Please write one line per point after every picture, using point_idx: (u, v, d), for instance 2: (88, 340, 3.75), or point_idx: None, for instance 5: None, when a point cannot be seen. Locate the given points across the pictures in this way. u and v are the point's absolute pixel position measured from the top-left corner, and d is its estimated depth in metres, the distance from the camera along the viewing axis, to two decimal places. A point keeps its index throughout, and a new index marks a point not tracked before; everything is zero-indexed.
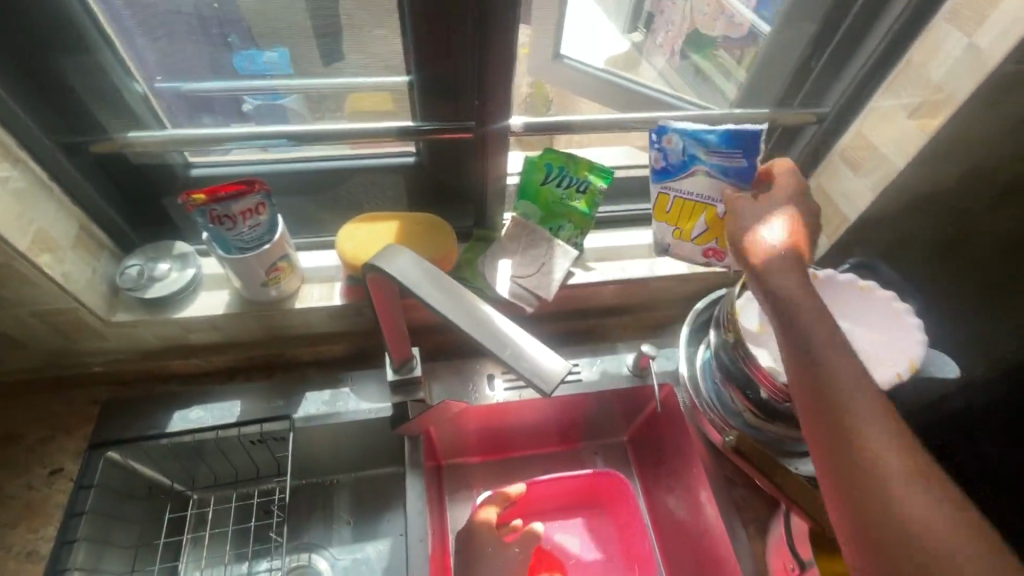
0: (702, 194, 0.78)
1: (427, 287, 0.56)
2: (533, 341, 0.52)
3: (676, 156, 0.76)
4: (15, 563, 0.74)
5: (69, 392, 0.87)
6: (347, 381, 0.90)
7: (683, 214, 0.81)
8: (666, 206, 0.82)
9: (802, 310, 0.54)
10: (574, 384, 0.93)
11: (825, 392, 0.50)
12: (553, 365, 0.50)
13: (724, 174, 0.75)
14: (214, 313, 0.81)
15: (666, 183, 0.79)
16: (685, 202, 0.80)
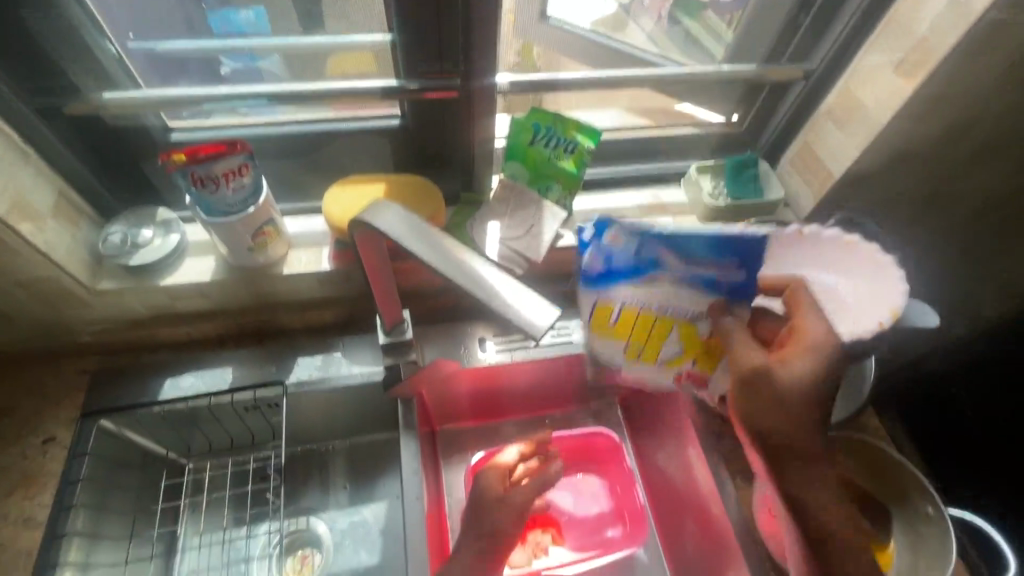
0: (664, 307, 0.78)
1: (415, 241, 0.56)
2: (522, 289, 0.53)
3: (625, 257, 0.75)
4: (13, 530, 0.74)
5: (58, 363, 0.86)
6: (339, 347, 0.91)
7: (644, 334, 0.81)
8: (609, 317, 0.80)
9: (770, 392, 0.68)
10: (565, 346, 0.94)
11: (779, 450, 0.67)
12: (546, 312, 0.51)
13: (697, 282, 0.76)
14: (201, 280, 0.80)
15: (607, 294, 0.78)
16: (638, 319, 0.80)
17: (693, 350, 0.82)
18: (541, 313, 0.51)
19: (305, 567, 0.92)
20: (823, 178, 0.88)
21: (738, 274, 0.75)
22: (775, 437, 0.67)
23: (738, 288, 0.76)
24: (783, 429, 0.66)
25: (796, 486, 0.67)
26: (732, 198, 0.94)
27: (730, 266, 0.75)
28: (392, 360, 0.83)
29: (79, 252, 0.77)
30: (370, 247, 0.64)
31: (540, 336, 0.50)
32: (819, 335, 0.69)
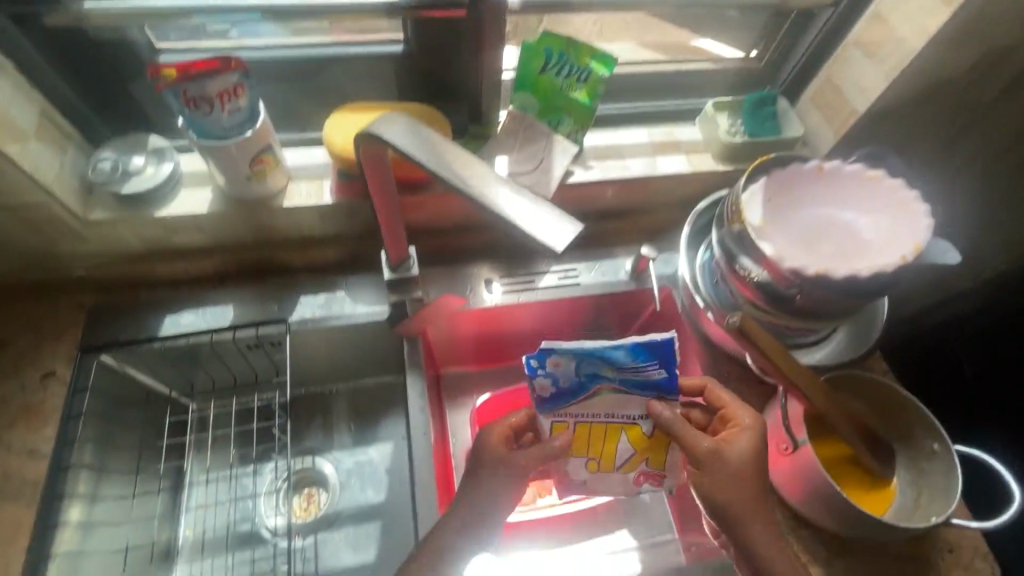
0: (612, 414, 0.71)
1: (429, 154, 0.53)
2: (543, 207, 0.50)
3: (570, 379, 0.68)
4: (17, 461, 0.74)
5: (53, 299, 0.84)
6: (343, 286, 0.88)
7: (602, 445, 0.73)
8: (568, 431, 0.72)
9: (723, 483, 0.66)
10: (572, 288, 0.92)
11: (726, 517, 0.65)
12: (567, 228, 0.49)
13: (647, 388, 0.68)
14: (198, 212, 0.77)
15: (564, 408, 0.71)
16: (596, 429, 0.72)
17: (648, 451, 0.72)
18: (563, 229, 0.49)
19: (311, 505, 0.93)
20: (845, 116, 0.85)
21: (660, 373, 0.67)
22: (723, 505, 0.65)
23: (662, 386, 0.68)
24: (732, 498, 0.65)
25: (748, 547, 0.65)
26: (749, 134, 0.90)
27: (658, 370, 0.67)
28: (398, 297, 0.82)
29: (68, 179, 0.73)
30: (375, 163, 0.60)
31: (558, 250, 0.48)
32: (748, 419, 0.70)
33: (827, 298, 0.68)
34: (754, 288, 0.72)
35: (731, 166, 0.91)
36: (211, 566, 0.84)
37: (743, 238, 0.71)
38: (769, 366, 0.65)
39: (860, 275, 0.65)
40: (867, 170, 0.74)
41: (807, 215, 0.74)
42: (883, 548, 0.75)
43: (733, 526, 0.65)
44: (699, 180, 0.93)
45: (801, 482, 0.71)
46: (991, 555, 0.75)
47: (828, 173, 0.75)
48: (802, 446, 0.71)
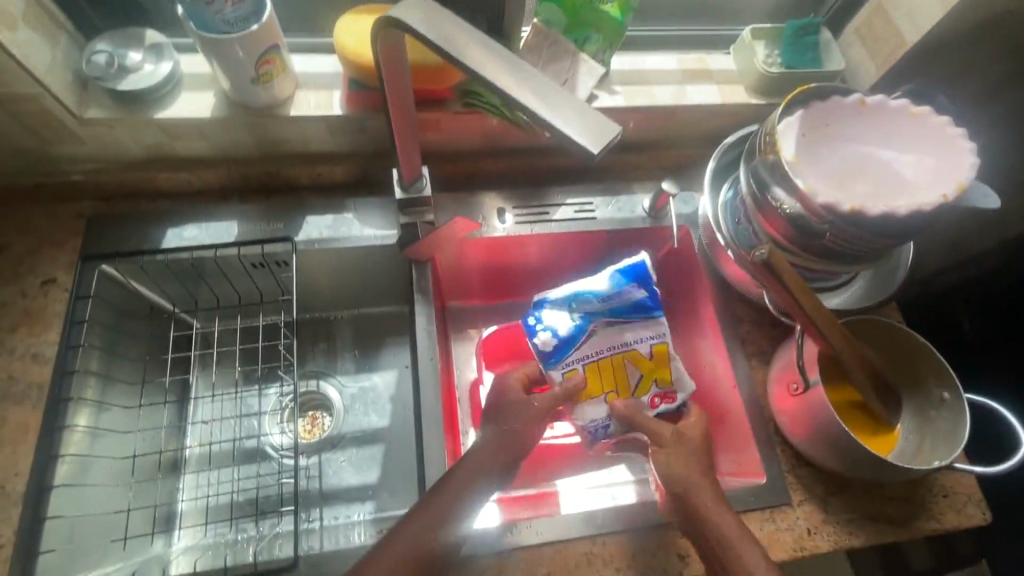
0: (614, 346, 0.84)
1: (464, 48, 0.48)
2: (579, 105, 0.45)
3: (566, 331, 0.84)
4: (21, 365, 0.73)
5: (50, 206, 0.81)
6: (350, 208, 0.85)
7: (614, 378, 0.83)
8: (582, 372, 0.83)
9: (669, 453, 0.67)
10: (588, 222, 0.89)
11: (678, 484, 0.65)
12: (606, 130, 0.44)
13: (636, 314, 0.85)
14: (200, 117, 0.74)
15: (568, 358, 0.83)
16: (606, 365, 0.83)
17: (649, 369, 0.83)
18: (602, 131, 0.44)
19: (315, 427, 0.93)
20: (894, 46, 0.79)
21: (643, 292, 0.84)
22: (684, 475, 0.65)
23: (650, 311, 0.85)
24: (694, 470, 0.65)
25: (712, 522, 0.61)
26: (786, 65, 0.84)
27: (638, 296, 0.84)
28: (408, 219, 0.79)
29: (62, 72, 0.69)
30: (397, 68, 0.56)
31: (595, 152, 0.43)
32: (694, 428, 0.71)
33: (859, 237, 0.65)
34: (782, 220, 0.69)
35: (762, 100, 0.86)
36: (218, 478, 0.84)
37: (777, 168, 0.67)
38: (790, 304, 0.63)
39: (897, 213, 0.62)
40: (912, 107, 0.70)
41: (844, 151, 0.70)
42: (879, 488, 0.76)
43: (689, 504, 0.63)
44: (728, 113, 0.88)
45: (807, 423, 0.72)
46: (986, 503, 0.76)
47: (871, 109, 0.71)
48: (813, 387, 0.71)
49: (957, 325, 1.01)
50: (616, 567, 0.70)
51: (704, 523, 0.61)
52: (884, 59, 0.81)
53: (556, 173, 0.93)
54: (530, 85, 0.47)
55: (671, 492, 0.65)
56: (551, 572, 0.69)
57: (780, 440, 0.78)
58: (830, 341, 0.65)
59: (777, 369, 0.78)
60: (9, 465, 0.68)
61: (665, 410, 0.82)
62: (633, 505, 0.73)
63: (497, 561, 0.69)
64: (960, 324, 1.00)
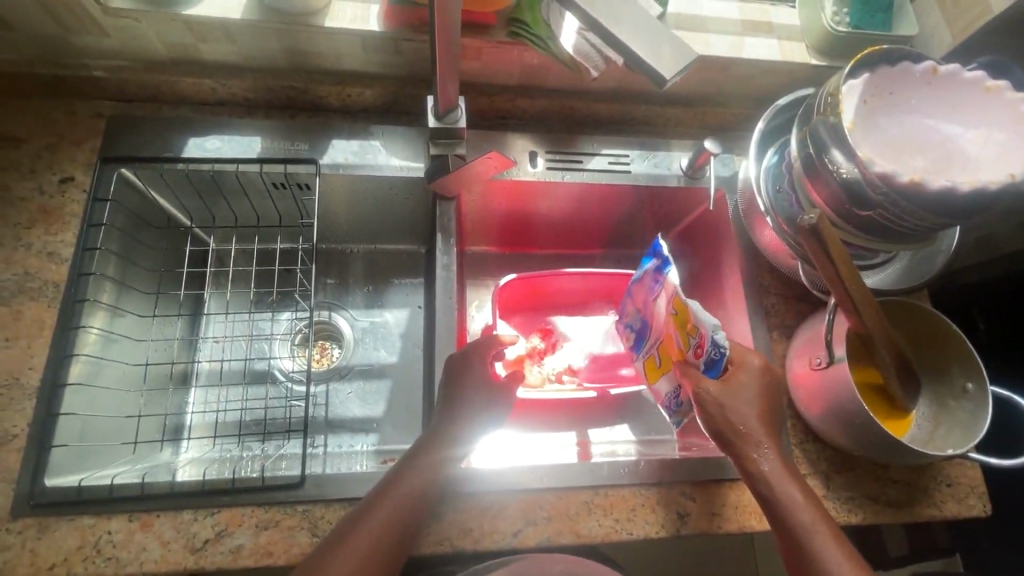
0: (661, 325, 0.74)
1: None
2: (646, 24, 0.43)
3: (637, 321, 0.81)
4: (37, 261, 0.71)
5: (71, 102, 0.78)
6: (378, 134, 0.82)
7: (669, 355, 0.72)
8: (654, 359, 0.77)
9: (730, 404, 0.64)
10: (622, 174, 0.86)
11: (732, 436, 0.64)
12: (681, 57, 0.42)
13: (657, 285, 0.73)
14: (229, 18, 0.70)
15: (645, 345, 0.80)
16: (662, 347, 0.74)
17: (681, 326, 0.67)
18: (676, 58, 0.42)
19: (324, 357, 0.92)
20: (976, 14, 0.74)
21: (657, 260, 0.73)
22: (735, 427, 0.64)
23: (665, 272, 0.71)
24: (739, 424, 0.64)
25: (763, 476, 0.63)
26: (854, 25, 0.78)
27: (657, 265, 0.73)
28: (440, 151, 0.76)
29: None
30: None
31: (668, 79, 0.41)
32: (750, 363, 0.68)
33: (911, 214, 0.61)
34: (834, 186, 0.65)
35: (822, 62, 0.82)
36: (227, 396, 0.84)
37: (838, 131, 0.62)
38: (833, 280, 0.60)
39: (958, 189, 0.58)
40: (986, 80, 0.65)
41: (907, 120, 0.66)
42: (883, 468, 0.76)
43: (739, 453, 0.64)
44: (783, 72, 0.83)
45: (823, 399, 0.71)
46: (988, 495, 0.76)
47: (942, 79, 0.66)
48: (836, 363, 0.69)
49: (975, 330, 1.02)
50: (617, 518, 0.70)
51: (756, 478, 0.63)
52: (962, 28, 0.76)
53: (593, 120, 0.89)
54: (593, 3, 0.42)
55: (720, 436, 0.65)
56: (551, 517, 0.69)
57: (793, 413, 0.77)
58: (865, 320, 0.63)
59: (799, 344, 0.76)
60: (23, 358, 0.67)
61: (710, 360, 0.64)
62: (639, 461, 0.73)
63: (500, 500, 0.69)
64: (978, 329, 1.02)
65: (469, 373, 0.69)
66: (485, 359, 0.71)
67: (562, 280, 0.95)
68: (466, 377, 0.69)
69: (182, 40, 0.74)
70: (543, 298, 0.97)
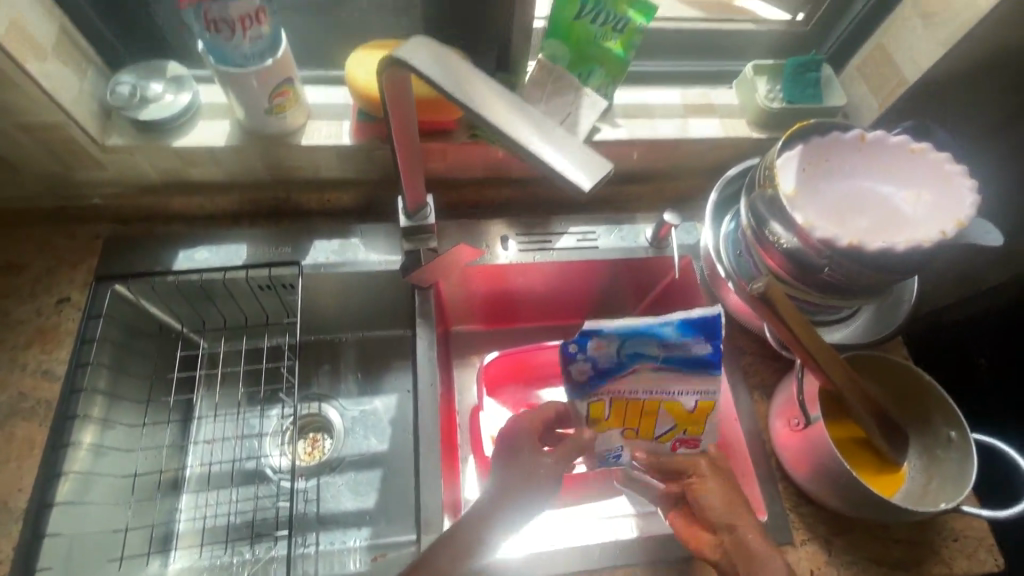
0: (651, 390, 0.64)
1: (462, 88, 0.50)
2: (573, 143, 0.48)
3: (606, 364, 0.63)
4: (32, 381, 0.74)
5: (70, 227, 0.84)
6: (356, 233, 0.87)
7: (637, 417, 0.67)
8: (600, 407, 0.67)
9: (707, 481, 0.65)
10: (590, 250, 0.90)
11: (712, 514, 0.63)
12: (600, 166, 0.46)
13: (682, 364, 0.62)
14: (216, 144, 0.77)
15: (596, 387, 0.64)
16: (635, 406, 0.66)
17: (686, 422, 0.67)
18: (596, 168, 0.46)
19: (315, 450, 0.93)
20: (894, 84, 0.81)
21: (704, 347, 0.61)
22: (719, 503, 0.63)
23: (704, 364, 0.62)
24: (724, 499, 0.64)
25: (744, 548, 0.60)
26: (787, 100, 0.85)
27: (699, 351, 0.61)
28: (412, 245, 0.81)
29: (86, 101, 0.72)
30: (399, 101, 0.57)
31: (588, 188, 0.45)
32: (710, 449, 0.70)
33: (855, 273, 0.64)
34: (779, 254, 0.68)
35: (763, 134, 0.88)
36: (217, 499, 0.85)
37: (774, 203, 0.66)
38: (790, 338, 0.63)
39: (894, 249, 0.62)
40: (911, 143, 0.70)
41: (843, 185, 0.71)
42: (882, 527, 0.74)
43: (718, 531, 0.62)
44: (730, 146, 0.89)
45: (806, 459, 0.71)
46: (997, 548, 0.73)
47: (872, 144, 0.71)
48: (814, 423, 0.70)
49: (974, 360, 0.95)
50: None
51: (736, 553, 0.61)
52: (884, 96, 0.82)
53: (559, 203, 0.95)
54: (534, 121, 0.49)
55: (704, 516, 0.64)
56: None
57: (783, 476, 0.76)
58: (830, 376, 0.65)
59: (777, 403, 0.77)
60: (13, 481, 0.69)
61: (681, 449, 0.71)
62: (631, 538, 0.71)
63: None
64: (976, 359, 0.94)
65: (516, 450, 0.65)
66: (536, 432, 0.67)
67: (546, 353, 0.96)
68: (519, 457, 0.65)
69: (173, 167, 0.80)
70: (528, 373, 0.97)
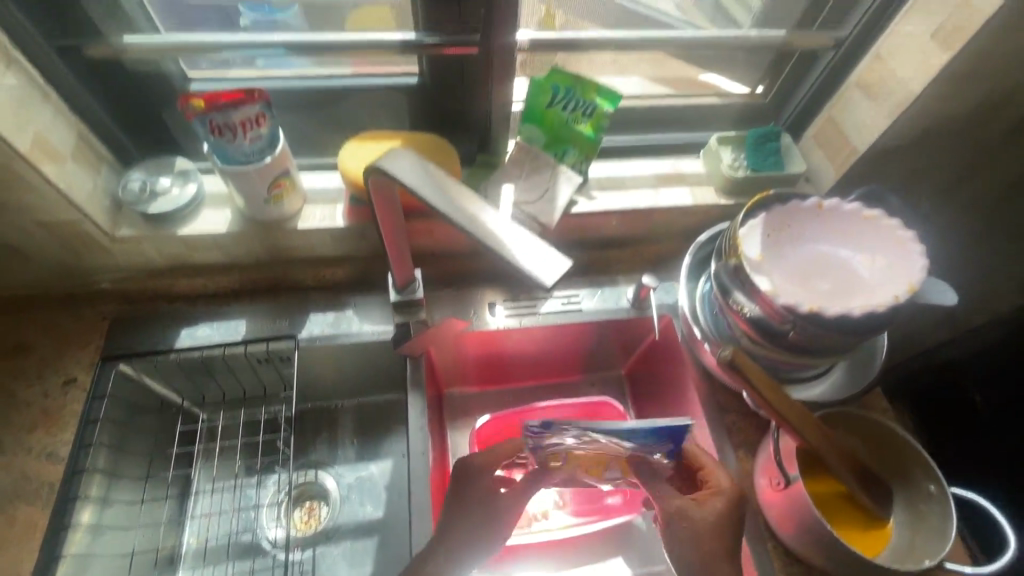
0: (607, 454, 0.68)
1: (429, 190, 0.56)
2: (533, 241, 0.52)
3: (562, 436, 0.65)
4: (36, 463, 0.77)
5: (79, 309, 0.88)
6: (351, 305, 0.92)
7: (589, 461, 0.70)
8: (553, 459, 0.68)
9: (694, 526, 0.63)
10: (574, 312, 0.94)
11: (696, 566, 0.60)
12: (558, 261, 0.50)
13: (636, 446, 0.67)
14: (217, 231, 0.82)
15: (547, 444, 0.66)
16: (583, 459, 0.68)
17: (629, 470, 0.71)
18: (555, 263, 0.50)
19: (311, 518, 0.94)
20: (847, 152, 0.87)
21: (666, 444, 0.67)
22: (708, 554, 0.61)
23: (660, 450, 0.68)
24: (712, 548, 0.61)
25: None
26: (751, 169, 0.92)
27: (659, 440, 0.66)
28: (403, 317, 0.86)
29: (99, 197, 0.78)
30: (384, 194, 0.63)
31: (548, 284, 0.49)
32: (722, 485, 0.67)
33: (820, 336, 0.69)
34: (746, 322, 0.73)
35: (730, 200, 0.94)
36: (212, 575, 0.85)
37: (738, 274, 0.72)
38: (761, 403, 0.65)
39: (853, 313, 0.66)
40: (865, 210, 0.75)
41: (805, 250, 0.75)
42: None
43: None
44: (702, 212, 0.95)
45: (790, 519, 0.72)
46: None
47: (828, 212, 0.76)
48: (793, 483, 0.71)
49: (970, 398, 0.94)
50: None
51: None
52: (840, 164, 0.89)
53: None
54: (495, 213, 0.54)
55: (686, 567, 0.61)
56: None
57: (770, 535, 0.77)
58: (807, 438, 0.67)
59: (759, 461, 0.79)
60: (15, 564, 0.71)
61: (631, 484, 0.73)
62: None
63: None
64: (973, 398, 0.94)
65: (467, 485, 0.68)
66: (493, 468, 0.69)
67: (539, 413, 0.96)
68: (470, 493, 0.67)
69: (177, 251, 0.85)
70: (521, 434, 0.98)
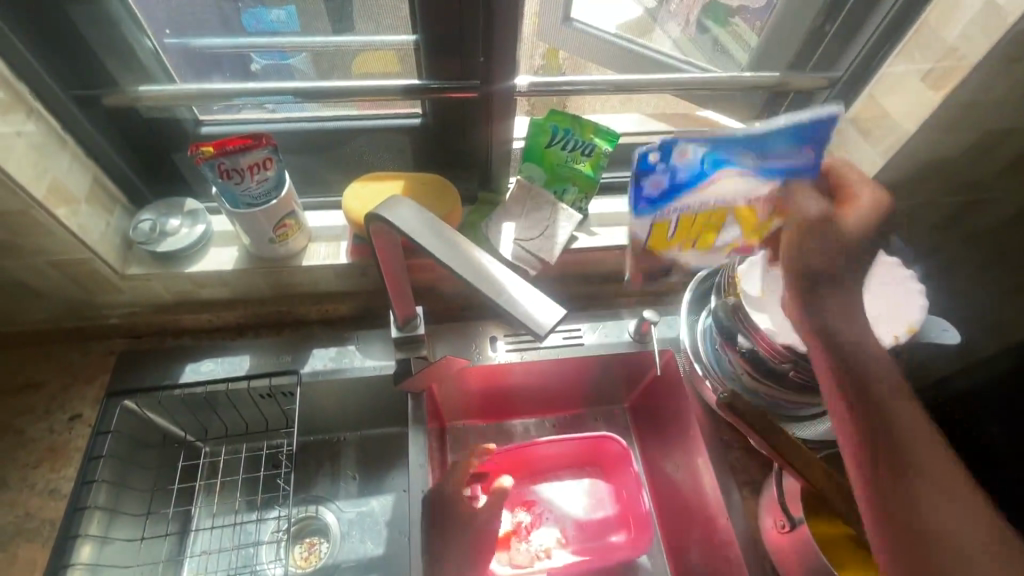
0: (725, 199, 0.72)
1: (427, 236, 0.57)
2: (526, 288, 0.53)
3: (686, 170, 0.71)
4: (39, 499, 0.78)
5: (88, 345, 0.90)
6: (353, 340, 0.93)
7: (708, 222, 0.77)
8: (664, 231, 0.80)
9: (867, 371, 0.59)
10: (575, 347, 0.94)
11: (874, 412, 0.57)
12: (553, 309, 0.51)
13: (762, 178, 0.68)
14: (224, 268, 0.84)
15: (659, 215, 0.76)
16: (692, 222, 0.77)
17: (750, 229, 0.76)
18: (549, 312, 0.51)
19: (311, 555, 0.93)
20: None
21: (808, 152, 0.66)
22: (879, 382, 0.59)
23: (802, 158, 0.66)
24: (886, 382, 0.59)
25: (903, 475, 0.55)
26: None
27: (804, 157, 0.66)
28: (404, 353, 0.86)
29: (111, 238, 0.80)
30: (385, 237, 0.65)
31: (543, 334, 0.49)
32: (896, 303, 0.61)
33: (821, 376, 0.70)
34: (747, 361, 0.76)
35: None
36: None
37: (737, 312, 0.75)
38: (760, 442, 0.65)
39: None
40: None
41: None
42: None
43: None
44: None
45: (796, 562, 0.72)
46: None
47: None
48: (798, 526, 0.71)
49: None
50: None
51: None
52: None
53: None
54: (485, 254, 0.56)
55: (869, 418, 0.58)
56: None
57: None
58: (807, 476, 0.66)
59: (764, 501, 0.79)
60: None
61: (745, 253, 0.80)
62: None
63: None
64: None
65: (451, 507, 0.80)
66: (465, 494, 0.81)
67: (539, 448, 0.96)
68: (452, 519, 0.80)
69: (184, 288, 0.87)
70: (524, 469, 0.98)
